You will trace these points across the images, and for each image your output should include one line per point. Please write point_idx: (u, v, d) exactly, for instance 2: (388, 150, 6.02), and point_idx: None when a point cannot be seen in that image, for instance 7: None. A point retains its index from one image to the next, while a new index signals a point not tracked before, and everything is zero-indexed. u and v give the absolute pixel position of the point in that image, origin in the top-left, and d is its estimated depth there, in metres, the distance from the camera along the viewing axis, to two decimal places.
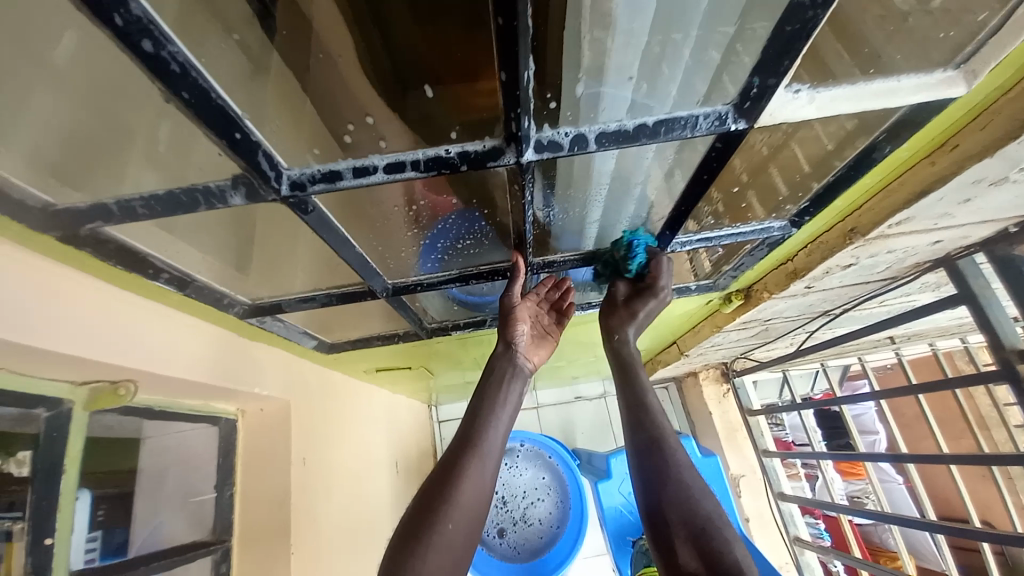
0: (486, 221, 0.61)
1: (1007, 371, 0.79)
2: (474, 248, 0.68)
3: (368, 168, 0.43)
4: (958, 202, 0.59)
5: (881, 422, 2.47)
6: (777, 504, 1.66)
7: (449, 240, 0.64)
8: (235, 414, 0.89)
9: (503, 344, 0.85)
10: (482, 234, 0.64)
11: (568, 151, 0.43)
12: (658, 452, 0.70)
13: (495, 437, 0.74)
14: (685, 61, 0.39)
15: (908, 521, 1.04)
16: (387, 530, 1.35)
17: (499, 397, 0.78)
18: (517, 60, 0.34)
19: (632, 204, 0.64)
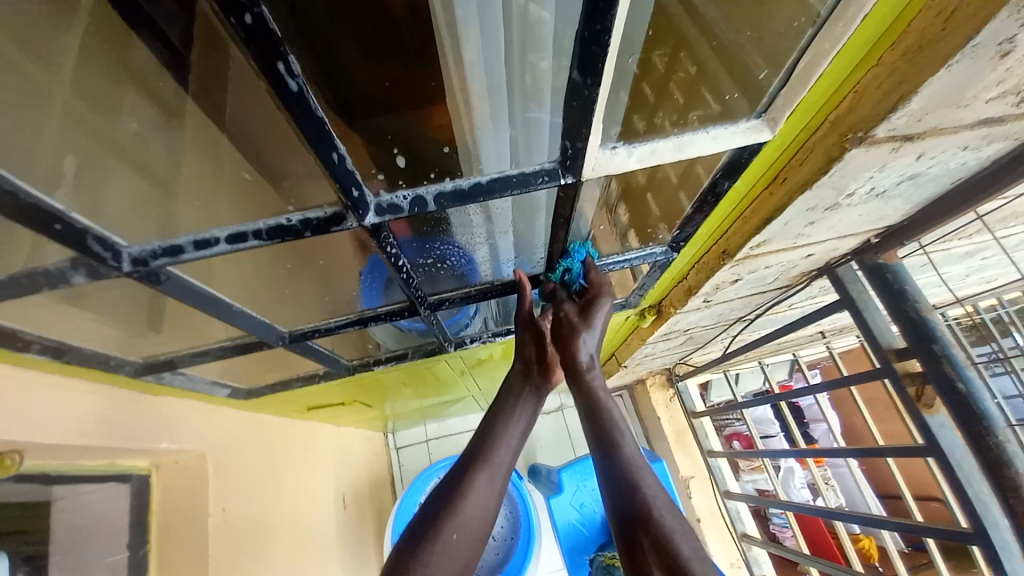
0: (436, 244, 0.62)
1: (887, 368, 0.85)
2: (422, 274, 0.67)
3: (209, 240, 0.45)
4: (807, 224, 0.64)
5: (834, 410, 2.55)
6: (724, 502, 1.72)
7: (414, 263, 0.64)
8: (148, 469, 0.86)
9: (518, 365, 0.84)
10: (430, 257, 0.64)
11: (408, 212, 0.46)
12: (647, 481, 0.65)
13: (506, 452, 0.76)
14: (539, 110, 0.41)
15: (847, 514, 1.07)
16: (333, 567, 1.33)
17: (512, 413, 0.79)
18: (320, 145, 0.35)
19: (516, 237, 0.66)
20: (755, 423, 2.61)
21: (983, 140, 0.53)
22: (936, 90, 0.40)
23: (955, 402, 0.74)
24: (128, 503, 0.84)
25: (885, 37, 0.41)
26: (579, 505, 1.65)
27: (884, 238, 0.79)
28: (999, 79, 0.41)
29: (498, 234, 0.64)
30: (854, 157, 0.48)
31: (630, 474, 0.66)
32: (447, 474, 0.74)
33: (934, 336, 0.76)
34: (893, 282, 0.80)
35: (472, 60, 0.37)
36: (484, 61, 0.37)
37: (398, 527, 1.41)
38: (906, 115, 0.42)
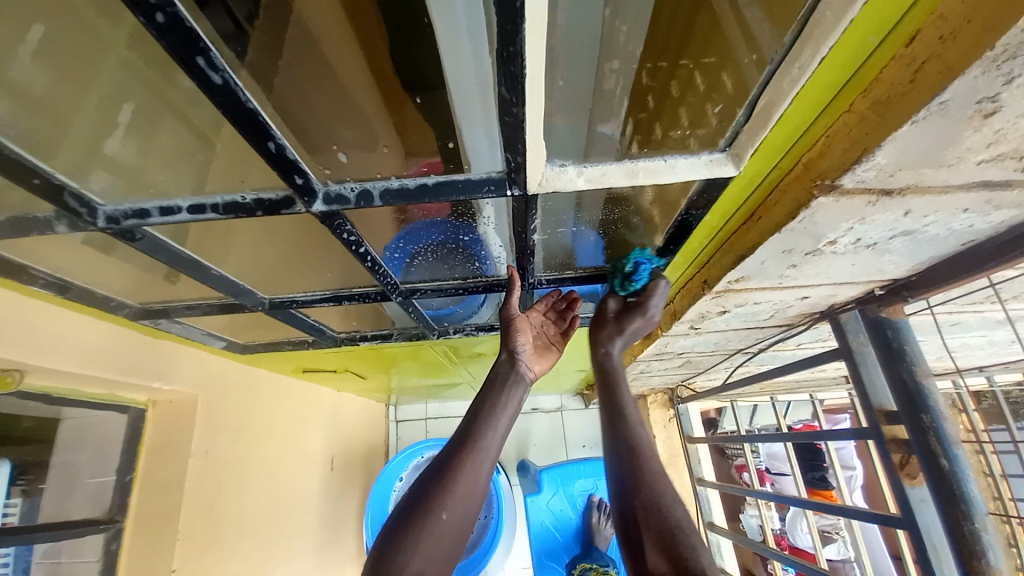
0: (437, 235, 0.64)
1: (874, 430, 0.78)
2: (420, 261, 0.70)
3: (172, 208, 0.48)
4: (786, 266, 0.60)
5: (857, 460, 2.36)
6: (706, 532, 1.68)
7: (424, 242, 0.65)
8: (145, 404, 0.94)
9: (505, 354, 0.81)
10: (431, 248, 0.67)
11: (355, 204, 0.47)
12: (636, 462, 0.65)
13: (495, 437, 0.72)
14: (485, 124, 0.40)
15: (809, 568, 1.03)
16: (308, 520, 1.41)
17: (504, 398, 0.76)
18: (255, 133, 0.37)
19: (490, 240, 0.66)
20: (765, 457, 2.51)
21: (987, 205, 0.47)
22: (903, 147, 0.36)
23: (935, 480, 0.67)
24: (124, 430, 0.92)
25: (853, 82, 0.38)
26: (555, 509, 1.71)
27: (889, 291, 0.73)
28: (988, 141, 0.36)
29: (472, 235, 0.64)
30: (820, 206, 0.45)
31: (622, 457, 0.66)
32: (435, 459, 0.70)
33: (925, 405, 0.69)
34: (892, 340, 0.74)
35: (451, 36, 0.33)
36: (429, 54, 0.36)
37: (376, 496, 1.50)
38: (873, 169, 0.39)
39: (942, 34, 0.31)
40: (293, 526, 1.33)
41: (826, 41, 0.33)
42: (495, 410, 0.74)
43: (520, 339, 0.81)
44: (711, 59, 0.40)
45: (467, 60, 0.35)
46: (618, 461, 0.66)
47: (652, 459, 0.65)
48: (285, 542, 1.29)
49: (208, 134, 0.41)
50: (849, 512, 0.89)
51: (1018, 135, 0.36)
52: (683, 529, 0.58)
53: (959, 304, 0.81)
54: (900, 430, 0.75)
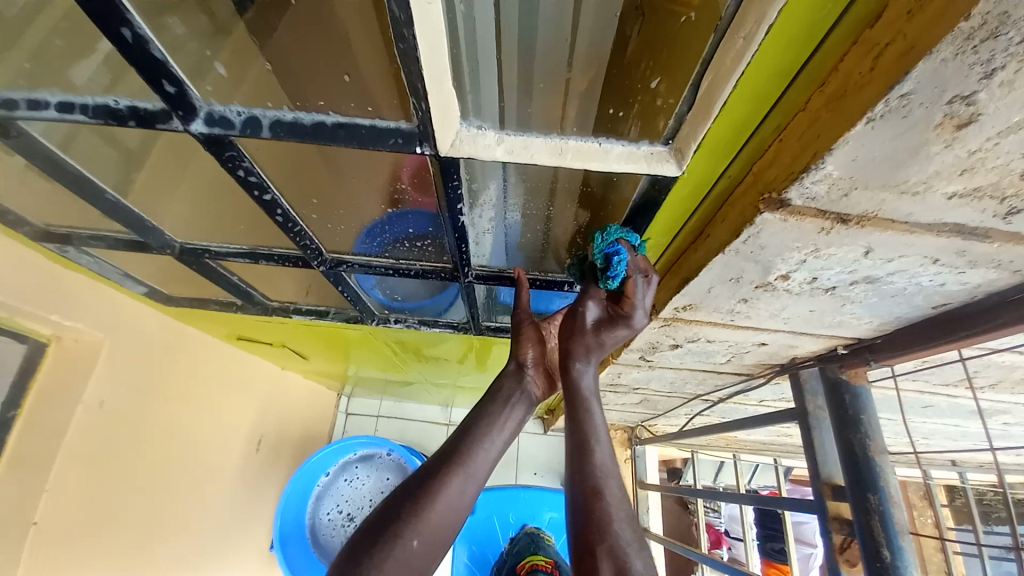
0: (399, 222, 0.60)
1: (817, 505, 0.70)
2: (401, 251, 0.67)
3: (39, 102, 0.42)
4: (737, 299, 0.54)
5: (817, 538, 2.25)
6: None
7: (392, 229, 0.62)
8: (48, 339, 0.87)
9: (513, 363, 0.71)
10: (402, 238, 0.63)
11: (240, 132, 0.41)
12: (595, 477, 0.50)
13: (487, 459, 0.62)
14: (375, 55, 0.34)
15: None
16: (216, 499, 1.32)
17: (500, 417, 0.65)
18: (103, 8, 0.31)
19: (428, 224, 0.59)
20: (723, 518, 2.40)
21: (961, 259, 0.41)
22: (859, 155, 0.30)
23: (870, 570, 0.59)
24: (19, 362, 0.84)
25: (811, 72, 0.32)
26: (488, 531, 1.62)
27: (852, 351, 0.66)
28: (961, 166, 0.30)
29: (421, 222, 0.59)
30: (766, 224, 0.39)
31: (579, 469, 0.52)
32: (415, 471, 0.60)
33: (873, 484, 0.62)
34: (848, 406, 0.67)
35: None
36: None
37: (299, 482, 1.40)
38: (822, 181, 0.33)
39: (910, 7, 0.25)
40: (196, 502, 1.24)
41: (777, 2, 0.27)
42: (483, 427, 0.63)
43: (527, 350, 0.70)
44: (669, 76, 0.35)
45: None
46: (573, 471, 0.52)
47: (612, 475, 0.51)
48: (184, 518, 1.20)
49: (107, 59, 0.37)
50: None
51: (998, 164, 0.30)
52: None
53: (930, 382, 0.75)
54: (843, 509, 0.67)
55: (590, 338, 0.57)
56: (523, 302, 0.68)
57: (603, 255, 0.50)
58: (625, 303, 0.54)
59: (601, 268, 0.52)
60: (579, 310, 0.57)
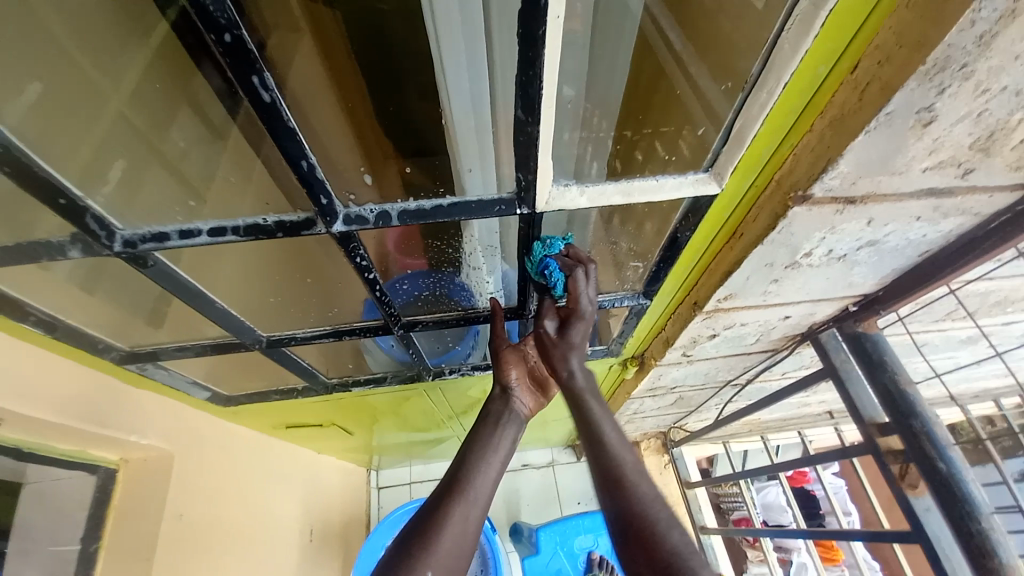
0: (409, 281, 0.71)
1: (870, 445, 0.79)
2: (417, 308, 0.76)
3: (192, 231, 0.51)
4: (769, 281, 0.65)
5: (853, 503, 2.33)
6: None
7: (411, 290, 0.73)
8: (116, 463, 0.89)
9: (498, 388, 0.81)
10: (416, 296, 0.74)
11: (374, 224, 0.51)
12: (622, 488, 0.61)
13: (484, 484, 0.69)
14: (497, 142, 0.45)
15: None
16: None
17: (492, 441, 0.74)
18: (291, 148, 0.40)
19: (479, 271, 0.71)
20: (763, 507, 2.44)
21: (936, 213, 0.54)
22: (861, 156, 0.43)
23: (934, 484, 0.69)
24: (91, 492, 0.86)
25: (811, 107, 0.45)
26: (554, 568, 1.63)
27: (862, 306, 0.78)
28: (929, 149, 0.43)
29: (437, 272, 0.71)
30: (796, 216, 0.50)
31: (608, 483, 0.63)
32: (420, 507, 0.66)
33: (913, 411, 0.72)
34: (872, 351, 0.78)
35: (455, 73, 0.42)
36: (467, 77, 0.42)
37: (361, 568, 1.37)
38: (838, 177, 0.45)
39: (879, 59, 0.38)
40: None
41: (788, 69, 0.41)
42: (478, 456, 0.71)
43: (511, 372, 0.81)
44: (670, 125, 0.50)
45: (468, 102, 0.44)
46: (602, 485, 0.63)
47: (639, 482, 0.62)
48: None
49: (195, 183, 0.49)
50: (859, 537, 0.88)
51: (953, 143, 0.43)
52: (681, 556, 0.55)
53: (924, 321, 0.88)
54: (893, 441, 0.77)
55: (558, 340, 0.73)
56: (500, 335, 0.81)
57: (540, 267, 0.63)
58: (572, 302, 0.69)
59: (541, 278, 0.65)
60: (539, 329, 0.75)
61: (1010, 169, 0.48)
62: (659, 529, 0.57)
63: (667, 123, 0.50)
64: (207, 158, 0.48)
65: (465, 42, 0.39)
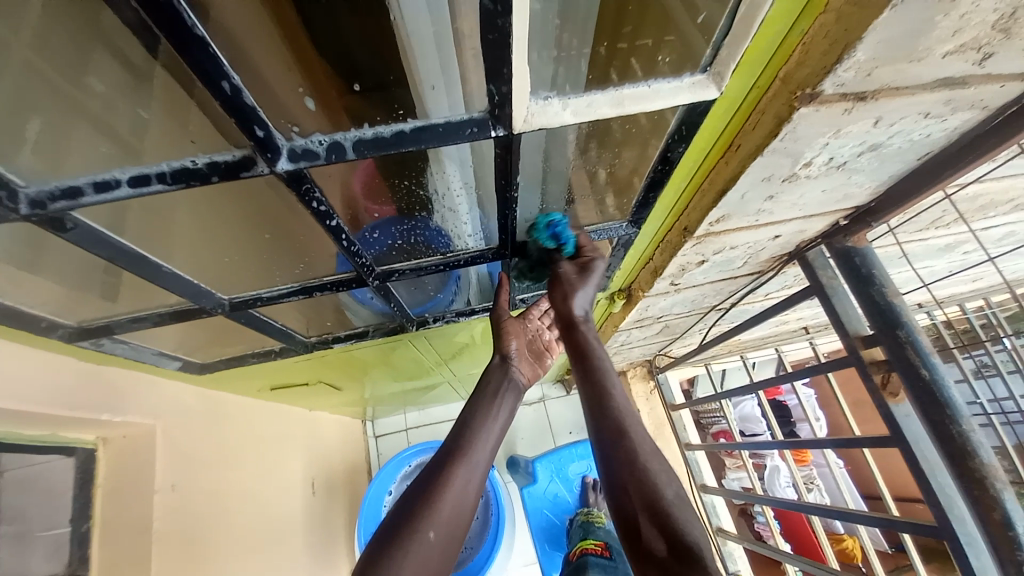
0: (382, 231, 0.65)
1: (855, 357, 0.81)
2: (395, 258, 0.71)
3: (109, 182, 0.43)
4: (765, 198, 0.61)
5: (823, 408, 2.50)
6: (701, 496, 1.75)
7: (385, 240, 0.67)
8: (95, 442, 0.85)
9: (497, 357, 0.84)
10: (393, 244, 0.68)
11: (325, 159, 0.44)
12: (621, 440, 0.65)
13: (485, 449, 0.69)
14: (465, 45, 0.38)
15: (803, 505, 1.09)
16: (294, 549, 1.33)
17: (489, 410, 0.75)
18: (209, 64, 0.32)
19: (454, 213, 0.65)
20: (741, 419, 2.60)
21: (945, 108, 0.50)
22: (881, 38, 0.37)
23: (917, 391, 0.70)
24: (73, 473, 0.83)
25: None
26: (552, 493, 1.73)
27: (853, 220, 0.76)
28: (953, 29, 0.38)
29: (411, 218, 0.65)
30: (802, 118, 0.45)
31: (613, 429, 0.67)
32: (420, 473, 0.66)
33: (899, 321, 0.73)
34: (861, 266, 0.77)
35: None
36: None
37: (366, 514, 1.42)
38: (853, 67, 0.40)
39: None
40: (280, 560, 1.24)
41: None
42: (478, 420, 0.73)
43: (510, 341, 0.85)
44: (648, 39, 0.44)
45: (423, 5, 0.38)
46: (604, 437, 0.67)
47: (639, 435, 0.66)
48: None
49: (128, 139, 0.42)
50: (837, 444, 0.92)
51: (977, 22, 0.37)
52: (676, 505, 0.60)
53: (910, 231, 0.87)
54: (877, 352, 0.78)
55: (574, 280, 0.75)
56: (500, 306, 0.84)
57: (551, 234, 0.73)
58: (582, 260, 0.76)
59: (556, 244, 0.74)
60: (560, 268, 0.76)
61: None
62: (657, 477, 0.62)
63: (643, 34, 0.44)
64: (135, 108, 0.40)
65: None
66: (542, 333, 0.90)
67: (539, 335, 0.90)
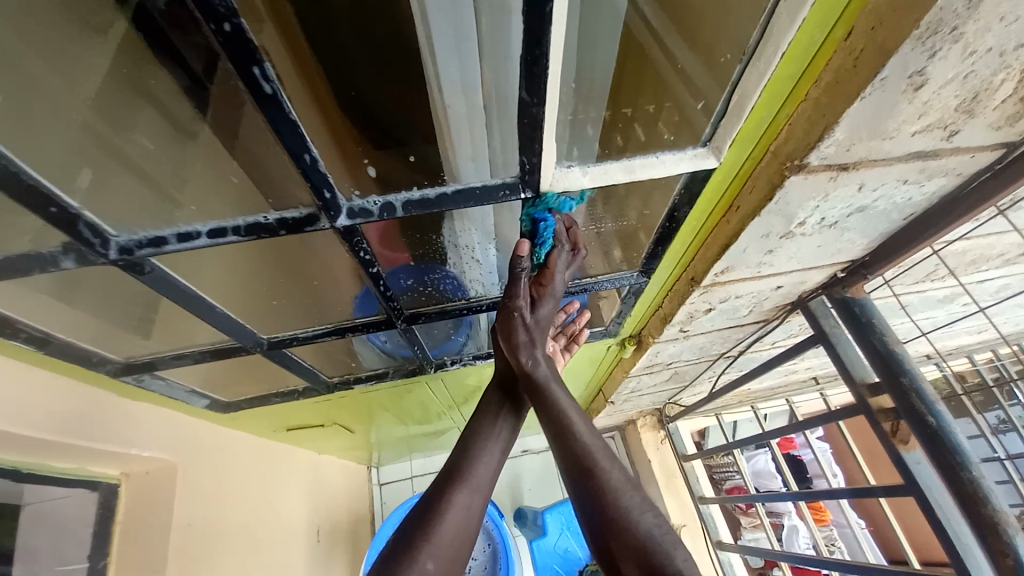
0: (409, 274, 0.70)
1: (863, 404, 0.83)
2: (418, 300, 0.76)
3: (191, 234, 0.50)
4: (765, 252, 0.67)
5: (840, 464, 2.43)
6: (716, 553, 1.69)
7: (408, 281, 0.71)
8: (118, 478, 0.88)
9: (495, 378, 0.83)
10: (418, 287, 0.73)
11: (378, 216, 0.51)
12: (591, 471, 0.65)
13: (485, 473, 0.72)
14: (504, 126, 0.45)
15: (821, 561, 1.07)
16: None
17: (490, 430, 0.75)
18: (298, 142, 0.39)
19: (478, 262, 0.72)
20: (755, 474, 2.52)
21: (921, 175, 0.56)
22: (856, 121, 0.44)
23: (926, 437, 0.72)
24: (94, 509, 0.84)
25: (806, 75, 0.46)
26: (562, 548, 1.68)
27: (849, 272, 0.81)
28: (918, 112, 0.45)
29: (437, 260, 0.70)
30: (793, 184, 0.51)
31: (583, 461, 0.66)
32: (422, 497, 0.70)
33: (902, 368, 0.76)
34: (861, 315, 0.81)
35: (447, 72, 0.41)
36: (461, 70, 0.41)
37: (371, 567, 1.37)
38: (833, 144, 0.46)
39: (873, 24, 0.39)
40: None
41: (786, 37, 0.42)
42: (479, 443, 0.74)
43: None
44: (650, 103, 0.51)
45: (456, 76, 0.42)
46: (579, 462, 0.66)
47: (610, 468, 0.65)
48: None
49: (166, 189, 0.47)
50: (852, 494, 0.91)
51: (941, 106, 0.44)
52: (655, 539, 0.58)
53: (906, 283, 0.92)
54: (884, 400, 0.81)
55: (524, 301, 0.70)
56: (503, 321, 0.81)
57: (532, 220, 0.60)
58: (549, 273, 0.68)
59: (531, 233, 0.62)
60: (516, 283, 0.68)
61: (990, 130, 0.50)
62: (635, 512, 0.61)
63: (646, 99, 0.51)
64: (172, 162, 0.45)
65: (454, 42, 0.39)
66: (547, 344, 0.90)
67: (542, 346, 0.89)
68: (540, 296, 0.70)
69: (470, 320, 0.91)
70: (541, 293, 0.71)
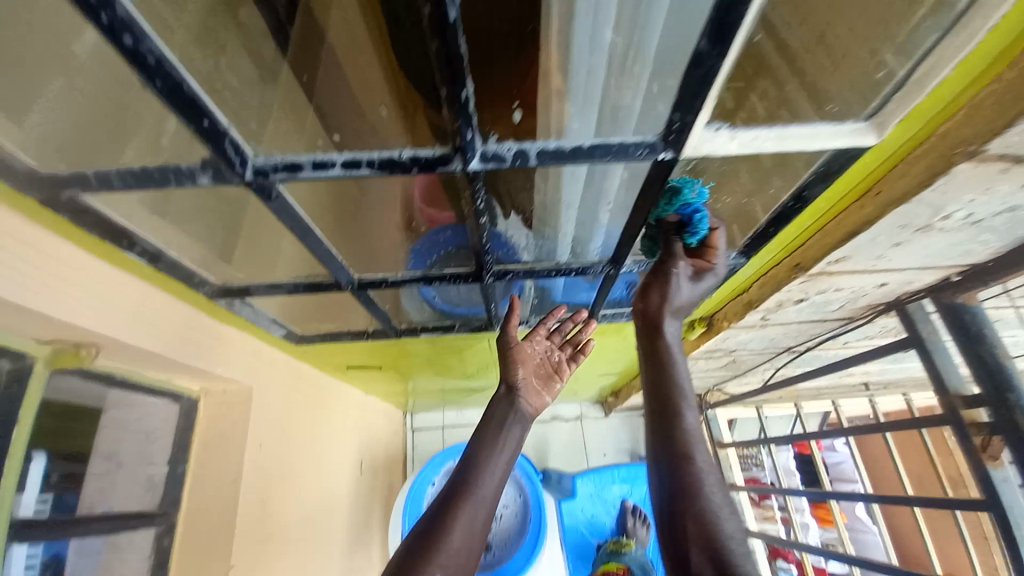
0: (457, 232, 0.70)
1: (953, 416, 0.79)
2: (467, 261, 0.75)
3: (326, 162, 0.49)
4: (890, 245, 0.62)
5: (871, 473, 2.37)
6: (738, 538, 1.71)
7: (455, 241, 0.72)
8: (197, 394, 0.93)
9: (504, 386, 0.81)
10: (466, 248, 0.72)
11: (509, 163, 0.49)
12: (683, 464, 0.63)
13: (491, 485, 0.68)
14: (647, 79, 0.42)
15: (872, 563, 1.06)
16: (339, 526, 1.37)
17: (494, 443, 0.73)
18: (459, 74, 0.37)
19: (573, 232, 0.69)
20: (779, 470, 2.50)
21: None
22: None
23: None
24: (176, 419, 0.90)
25: (1006, 53, 0.40)
26: (590, 515, 1.72)
27: (966, 277, 0.74)
28: None
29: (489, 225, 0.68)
30: (961, 173, 0.47)
31: (668, 458, 0.64)
32: (423, 516, 0.64)
33: (1010, 385, 0.71)
34: (971, 324, 0.76)
35: (579, 30, 0.39)
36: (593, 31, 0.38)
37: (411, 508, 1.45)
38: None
39: None
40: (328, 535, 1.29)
41: (1002, 8, 0.37)
42: (483, 457, 0.70)
43: (518, 369, 0.82)
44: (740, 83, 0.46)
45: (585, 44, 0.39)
46: (665, 459, 0.64)
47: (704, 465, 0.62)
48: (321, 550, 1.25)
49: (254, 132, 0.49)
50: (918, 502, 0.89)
51: None
52: (733, 543, 0.57)
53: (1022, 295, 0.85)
54: (979, 414, 0.77)
55: (674, 289, 0.66)
56: (510, 332, 0.82)
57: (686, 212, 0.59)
58: (709, 253, 0.65)
59: (685, 229, 0.62)
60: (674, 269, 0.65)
61: None
62: (713, 513, 0.59)
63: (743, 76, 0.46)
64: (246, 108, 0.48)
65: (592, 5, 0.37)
66: (552, 353, 0.88)
67: (546, 356, 0.87)
68: (664, 287, 0.67)
69: (534, 287, 0.91)
70: (665, 283, 0.67)
